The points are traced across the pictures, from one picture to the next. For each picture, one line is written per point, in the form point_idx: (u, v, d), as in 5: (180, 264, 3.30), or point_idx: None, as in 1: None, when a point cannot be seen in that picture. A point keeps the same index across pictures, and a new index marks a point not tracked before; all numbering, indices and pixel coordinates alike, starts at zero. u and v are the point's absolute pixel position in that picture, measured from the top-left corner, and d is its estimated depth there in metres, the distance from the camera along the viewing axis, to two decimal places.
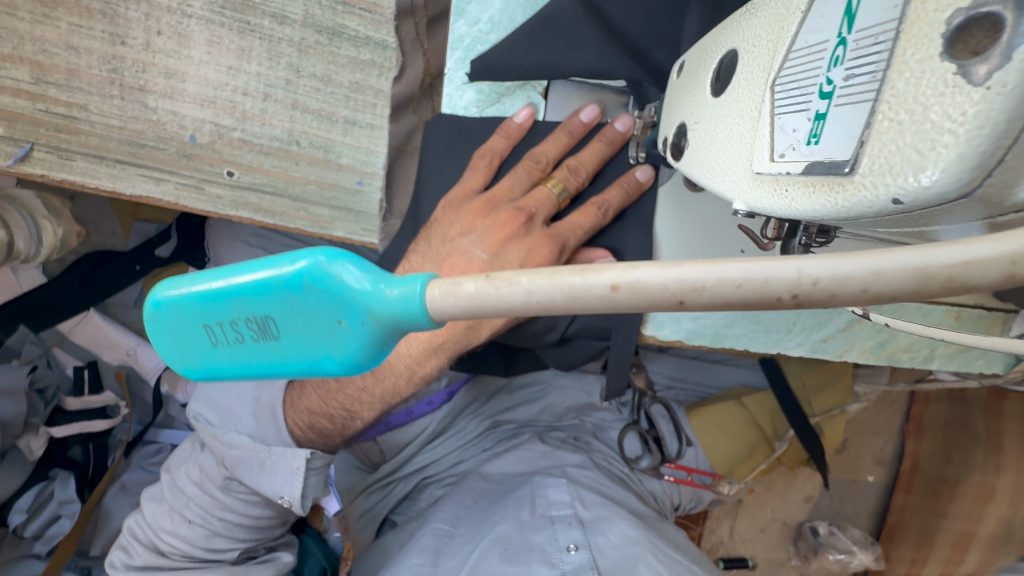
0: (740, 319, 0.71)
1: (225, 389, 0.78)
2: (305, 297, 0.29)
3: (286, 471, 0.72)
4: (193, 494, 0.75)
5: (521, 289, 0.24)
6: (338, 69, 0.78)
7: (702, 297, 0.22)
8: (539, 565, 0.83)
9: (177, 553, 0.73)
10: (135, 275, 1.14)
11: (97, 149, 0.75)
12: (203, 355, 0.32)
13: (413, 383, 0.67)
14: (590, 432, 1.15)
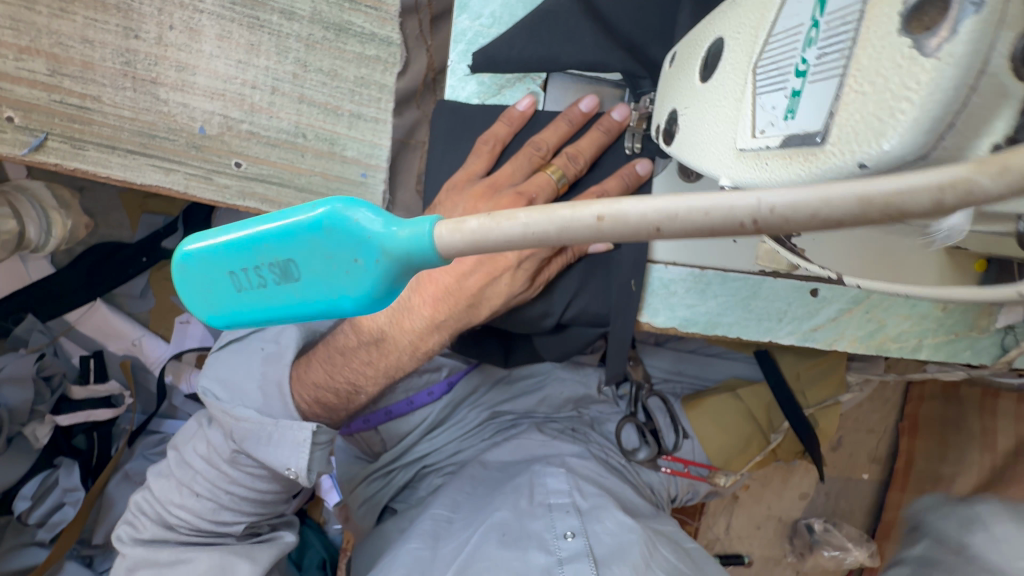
0: (733, 306, 0.73)
1: (232, 364, 0.79)
2: (324, 239, 0.26)
3: (292, 445, 0.73)
4: (201, 468, 0.77)
5: (519, 224, 0.23)
6: (344, 64, 0.80)
7: (679, 223, 0.21)
8: (536, 552, 0.85)
9: (185, 525, 0.76)
10: (142, 267, 1.16)
11: (108, 139, 0.77)
12: (218, 306, 0.29)
13: (415, 358, 0.72)
14: (587, 423, 1.17)
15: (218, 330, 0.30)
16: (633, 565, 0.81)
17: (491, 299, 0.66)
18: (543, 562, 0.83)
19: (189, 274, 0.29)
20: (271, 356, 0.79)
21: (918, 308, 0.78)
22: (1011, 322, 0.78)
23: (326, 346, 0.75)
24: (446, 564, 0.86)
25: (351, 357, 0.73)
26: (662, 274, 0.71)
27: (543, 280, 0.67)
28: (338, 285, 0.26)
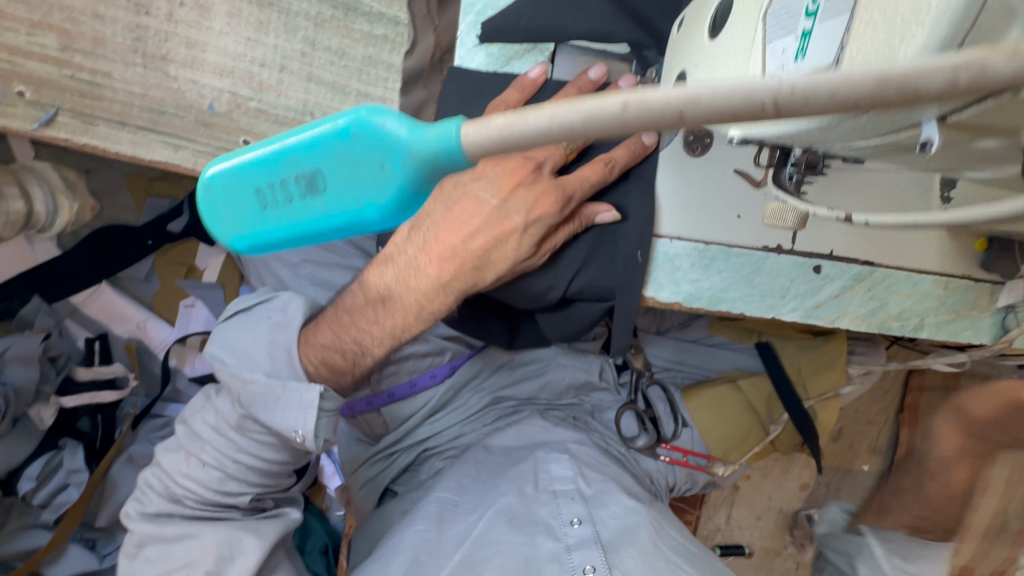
0: (737, 282, 0.74)
1: (240, 330, 0.80)
2: (351, 145, 0.27)
3: (299, 406, 0.74)
4: (209, 438, 0.79)
5: (545, 115, 0.21)
6: (352, 44, 0.81)
7: (701, 107, 0.19)
8: (543, 538, 0.85)
9: (193, 496, 0.78)
10: (148, 250, 1.18)
11: (119, 115, 0.79)
12: (247, 225, 0.31)
13: (420, 321, 0.73)
14: (588, 412, 1.17)
15: (247, 246, 0.33)
16: (640, 548, 0.83)
17: (496, 262, 0.67)
18: (551, 548, 0.84)
19: (225, 190, 0.31)
20: (278, 322, 0.79)
21: (919, 287, 0.79)
22: (1013, 302, 0.79)
23: (336, 307, 0.78)
24: (453, 547, 0.86)
25: (359, 316, 0.75)
26: (667, 248, 0.71)
27: (548, 249, 0.69)
28: (366, 194, 0.28)
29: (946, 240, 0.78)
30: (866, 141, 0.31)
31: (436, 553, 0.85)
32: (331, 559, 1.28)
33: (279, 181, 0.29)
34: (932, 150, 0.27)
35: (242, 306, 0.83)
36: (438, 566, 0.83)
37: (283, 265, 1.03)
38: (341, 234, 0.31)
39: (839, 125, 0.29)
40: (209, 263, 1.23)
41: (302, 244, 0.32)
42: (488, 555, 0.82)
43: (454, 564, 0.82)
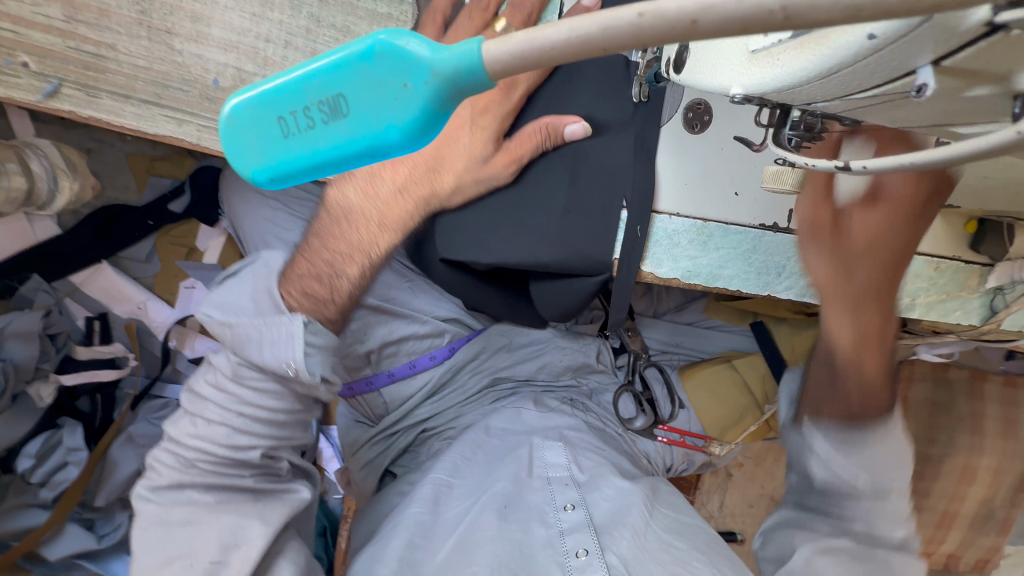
0: (734, 258, 0.75)
1: (225, 287, 0.73)
2: (376, 66, 0.28)
3: (284, 341, 0.67)
4: (210, 396, 0.73)
5: (563, 29, 0.22)
6: (357, 21, 0.81)
7: (714, 14, 0.20)
8: (536, 526, 0.81)
9: (202, 460, 0.72)
10: (148, 230, 1.18)
11: (123, 88, 0.80)
12: (267, 155, 0.33)
13: (387, 230, 0.74)
14: (585, 394, 1.17)
15: (266, 179, 0.34)
16: (633, 529, 0.78)
17: (449, 165, 0.71)
18: (544, 535, 0.79)
19: (249, 119, 0.32)
20: (264, 269, 0.73)
21: (911, 267, 0.81)
22: (1000, 284, 0.80)
23: (307, 240, 0.77)
24: (447, 533, 0.82)
25: (328, 236, 0.75)
26: (665, 224, 0.73)
27: (513, 152, 0.68)
28: (387, 116, 0.28)
29: (938, 221, 0.79)
30: (864, 92, 0.32)
31: (428, 540, 0.81)
32: (329, 541, 1.30)
33: (304, 107, 0.30)
34: (929, 92, 0.28)
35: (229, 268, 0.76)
36: (431, 552, 0.79)
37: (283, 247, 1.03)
38: (363, 165, 0.32)
39: (835, 75, 0.31)
40: (209, 244, 1.23)
41: (325, 178, 0.33)
42: (482, 541, 0.77)
43: (446, 553, 0.78)
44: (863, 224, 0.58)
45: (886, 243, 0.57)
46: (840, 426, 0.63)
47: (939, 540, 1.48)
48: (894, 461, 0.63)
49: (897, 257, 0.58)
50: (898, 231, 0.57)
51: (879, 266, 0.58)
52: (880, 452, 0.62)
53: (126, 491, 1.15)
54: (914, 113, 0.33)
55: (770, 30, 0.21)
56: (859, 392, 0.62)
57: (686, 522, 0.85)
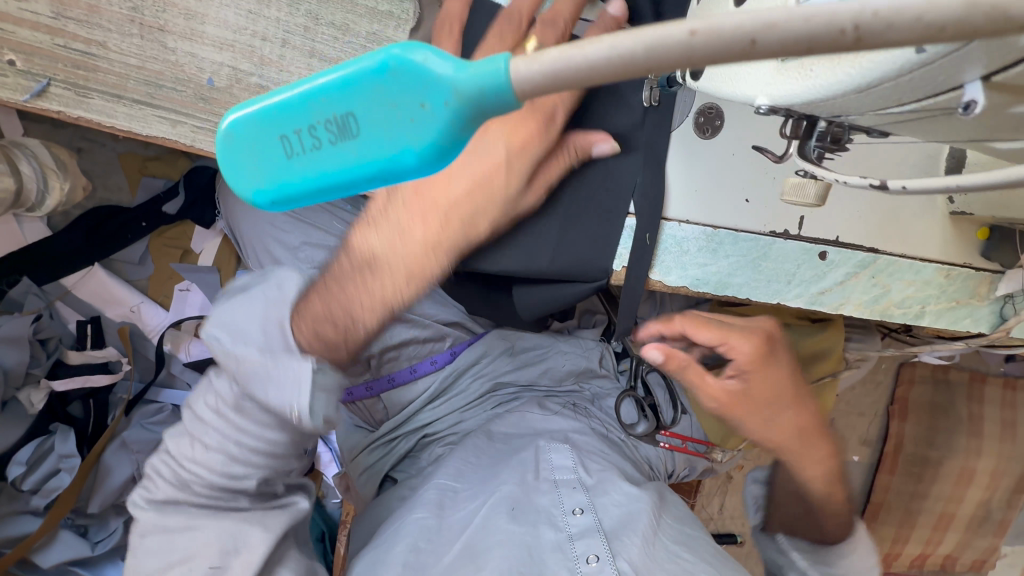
0: (744, 266, 0.73)
1: (233, 305, 0.59)
2: (389, 84, 0.26)
3: (291, 385, 0.56)
4: (212, 421, 0.66)
5: (604, 46, 0.21)
6: (356, 19, 0.79)
7: (776, 33, 0.19)
8: (545, 528, 0.77)
9: (198, 482, 0.67)
10: (141, 232, 1.15)
11: (114, 87, 0.77)
12: (267, 175, 0.30)
13: (414, 282, 0.62)
14: (587, 399, 1.13)
15: (268, 202, 0.32)
16: (644, 535, 0.74)
17: (485, 208, 0.63)
18: (552, 539, 0.75)
19: (250, 137, 0.30)
20: (277, 291, 0.59)
21: (922, 275, 0.77)
22: (1010, 292, 0.79)
23: (318, 284, 0.61)
24: (454, 535, 0.77)
25: (345, 284, 0.61)
26: (674, 232, 0.71)
27: (543, 180, 0.64)
28: (402, 139, 0.27)
29: (949, 228, 0.76)
30: (898, 108, 0.32)
31: (436, 539, 0.77)
32: (327, 546, 1.26)
33: (309, 126, 0.28)
34: (977, 110, 0.28)
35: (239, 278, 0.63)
36: (438, 554, 0.75)
37: (282, 249, 1.00)
38: (372, 189, 0.30)
39: (872, 88, 0.29)
40: (205, 246, 1.19)
41: (331, 200, 0.31)
42: (490, 545, 0.73)
43: (454, 555, 0.74)
44: (756, 386, 0.76)
45: (776, 387, 0.76)
46: (815, 539, 0.80)
47: (937, 542, 1.43)
48: (865, 563, 0.78)
49: (791, 401, 0.77)
50: (780, 386, 0.76)
51: (792, 411, 0.77)
52: (854, 558, 0.77)
53: (120, 498, 1.12)
54: (945, 129, 0.33)
55: (838, 51, 0.20)
56: (829, 517, 0.78)
57: (692, 535, 0.81)
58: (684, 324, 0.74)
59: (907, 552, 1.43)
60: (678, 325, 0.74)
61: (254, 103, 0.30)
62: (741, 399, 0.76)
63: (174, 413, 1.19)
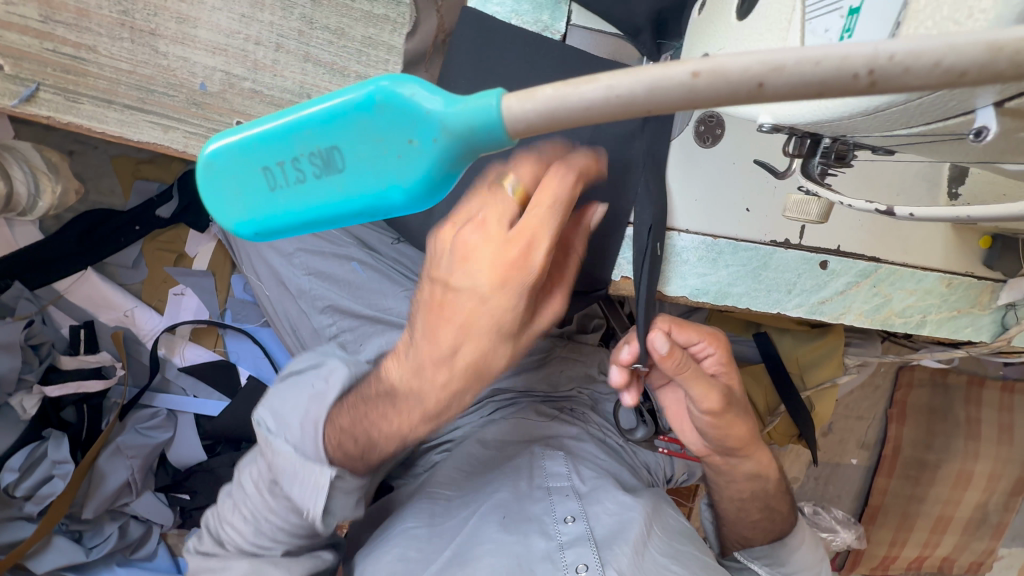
0: (744, 276, 0.72)
1: (285, 391, 0.73)
2: (376, 118, 0.25)
3: (313, 487, 0.66)
4: (249, 492, 0.74)
5: (601, 86, 0.21)
6: (352, 23, 0.78)
7: (784, 77, 0.19)
8: (536, 538, 0.75)
9: (232, 543, 0.75)
10: (135, 236, 1.13)
11: (105, 92, 0.76)
12: (250, 208, 0.29)
13: (429, 421, 0.61)
14: (587, 405, 1.10)
15: (250, 234, 0.31)
16: (634, 544, 0.73)
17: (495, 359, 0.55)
18: (543, 548, 0.73)
19: (231, 168, 0.29)
20: (318, 393, 0.71)
21: (923, 284, 0.76)
22: (1013, 300, 0.77)
23: (357, 396, 0.68)
24: (446, 540, 0.76)
25: (371, 408, 0.65)
26: (673, 241, 0.70)
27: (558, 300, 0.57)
28: (390, 174, 0.26)
29: (951, 239, 0.75)
30: (907, 130, 0.31)
31: (425, 547, 0.76)
32: None
33: (292, 159, 0.27)
34: (989, 137, 0.27)
35: (294, 368, 0.76)
36: (427, 561, 0.74)
37: (276, 255, 0.99)
38: (360, 222, 0.29)
39: (880, 112, 0.29)
40: (199, 249, 1.18)
41: (316, 233, 0.30)
42: (481, 554, 0.71)
43: (443, 561, 0.73)
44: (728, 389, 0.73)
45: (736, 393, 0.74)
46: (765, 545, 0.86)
47: (934, 544, 1.43)
48: (810, 556, 0.86)
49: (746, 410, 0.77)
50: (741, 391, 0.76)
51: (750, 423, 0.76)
52: (801, 553, 0.85)
53: (115, 503, 1.11)
54: (954, 150, 0.33)
55: (851, 95, 0.20)
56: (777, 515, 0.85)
57: (681, 549, 0.79)
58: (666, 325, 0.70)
59: (905, 556, 1.43)
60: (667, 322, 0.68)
61: (236, 132, 0.29)
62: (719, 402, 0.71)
63: (171, 418, 1.18)
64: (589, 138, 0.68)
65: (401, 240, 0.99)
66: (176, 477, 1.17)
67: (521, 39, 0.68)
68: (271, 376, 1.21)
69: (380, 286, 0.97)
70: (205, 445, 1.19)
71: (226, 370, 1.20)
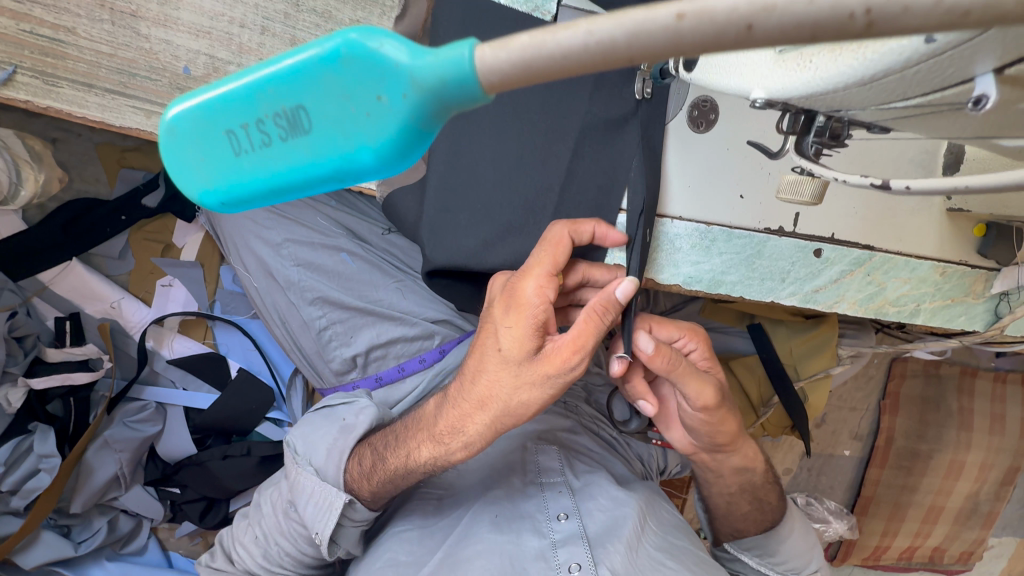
0: (737, 263, 0.71)
1: (319, 419, 0.81)
2: (342, 74, 0.25)
3: (325, 509, 0.72)
4: (266, 513, 0.80)
5: (581, 32, 0.21)
6: (339, 6, 0.76)
7: (774, 16, 0.19)
8: (529, 536, 0.74)
9: (242, 562, 0.80)
10: (121, 226, 1.11)
11: (85, 76, 0.74)
12: (214, 175, 0.29)
13: (431, 443, 0.67)
14: (579, 396, 1.05)
15: (216, 203, 0.30)
16: (627, 542, 0.72)
17: (509, 406, 0.60)
18: (535, 546, 0.72)
19: (194, 133, 0.28)
20: (347, 426, 0.78)
21: (918, 272, 0.75)
22: (1007, 288, 0.77)
23: (395, 425, 0.76)
24: (437, 542, 0.75)
25: (402, 432, 0.72)
26: (668, 229, 0.69)
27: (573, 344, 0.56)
28: (360, 136, 0.25)
29: (945, 225, 0.74)
30: (901, 104, 0.32)
31: (416, 550, 0.75)
32: None
33: (257, 120, 0.27)
34: (988, 104, 0.28)
35: (328, 402, 0.83)
36: (418, 565, 0.73)
37: (264, 245, 0.97)
38: (328, 189, 0.29)
39: (877, 81, 0.30)
40: (188, 240, 1.17)
41: (284, 202, 0.29)
42: (472, 555, 0.70)
43: (436, 563, 0.72)
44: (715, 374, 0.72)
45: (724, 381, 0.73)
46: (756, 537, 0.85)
47: (925, 535, 1.43)
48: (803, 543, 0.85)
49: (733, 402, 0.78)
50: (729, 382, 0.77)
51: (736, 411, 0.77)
52: (791, 541, 0.84)
53: (103, 496, 1.11)
54: (949, 122, 0.32)
55: (846, 38, 0.20)
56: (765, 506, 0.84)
57: (677, 544, 0.78)
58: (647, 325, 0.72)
59: (896, 545, 1.44)
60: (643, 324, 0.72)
61: (195, 96, 0.28)
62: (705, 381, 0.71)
63: (159, 412, 1.16)
64: (580, 123, 0.67)
65: (392, 231, 1.01)
66: (165, 470, 1.15)
67: (511, 20, 0.67)
68: (262, 368, 1.20)
69: (370, 277, 0.96)
70: (195, 438, 1.16)
71: (215, 363, 1.18)
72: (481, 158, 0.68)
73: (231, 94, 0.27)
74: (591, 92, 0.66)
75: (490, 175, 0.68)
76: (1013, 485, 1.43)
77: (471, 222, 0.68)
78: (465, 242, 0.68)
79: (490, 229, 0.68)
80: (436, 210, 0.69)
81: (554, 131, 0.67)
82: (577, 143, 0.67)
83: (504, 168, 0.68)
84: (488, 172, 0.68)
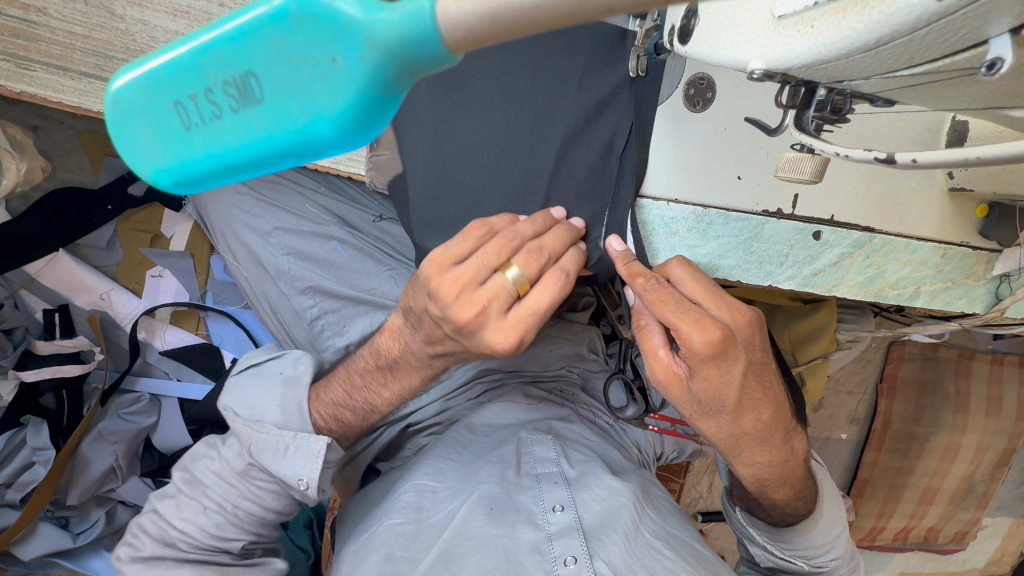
0: (735, 247, 0.69)
1: (251, 384, 0.77)
2: (293, 34, 0.24)
3: (306, 455, 0.71)
4: (212, 484, 0.75)
5: None
6: None
7: None
8: (523, 528, 0.72)
9: (184, 540, 0.73)
10: (107, 215, 1.09)
11: (60, 59, 0.75)
12: (167, 155, 0.27)
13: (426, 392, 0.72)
14: (578, 384, 1.03)
15: (170, 183, 0.29)
16: (624, 534, 0.70)
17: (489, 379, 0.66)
18: (531, 539, 0.70)
19: (140, 105, 0.27)
20: (288, 378, 0.77)
21: (918, 255, 0.72)
22: (1007, 270, 0.74)
23: (348, 364, 0.77)
24: (431, 538, 0.73)
25: (369, 381, 0.73)
26: (663, 212, 0.66)
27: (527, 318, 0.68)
28: (315, 105, 0.24)
29: (946, 205, 0.71)
30: (909, 70, 0.31)
31: (412, 546, 0.72)
32: (316, 532, 1.15)
33: (205, 90, 0.25)
34: (1002, 68, 0.28)
35: (254, 361, 0.81)
36: (414, 561, 0.70)
37: (253, 234, 0.95)
38: (287, 166, 0.27)
39: (882, 46, 0.29)
40: (176, 230, 1.15)
41: (240, 180, 0.28)
42: (466, 551, 0.68)
43: (431, 560, 0.69)
44: (704, 384, 0.58)
45: (722, 393, 0.59)
46: (769, 524, 0.78)
47: (921, 515, 1.44)
48: (828, 536, 0.77)
49: (772, 401, 0.64)
50: (765, 382, 0.62)
51: (760, 410, 0.62)
52: (812, 535, 0.76)
53: (101, 488, 1.09)
54: (960, 92, 0.33)
55: None
56: (773, 510, 0.75)
57: (674, 534, 0.77)
58: (652, 299, 0.57)
59: (892, 527, 1.45)
60: (644, 293, 0.57)
61: (141, 67, 0.27)
62: (685, 391, 0.60)
63: (153, 403, 1.15)
64: (570, 105, 0.65)
65: (383, 218, 0.98)
66: (161, 461, 1.14)
67: None
68: None
69: (362, 265, 0.94)
70: (190, 429, 1.15)
71: (207, 353, 1.17)
72: (470, 143, 0.67)
73: (178, 62, 0.26)
74: (581, 73, 0.65)
75: (480, 158, 0.67)
76: (1008, 466, 1.43)
77: (461, 208, 0.68)
78: (454, 231, 0.67)
79: (482, 217, 0.67)
80: (427, 197, 0.68)
81: (545, 112, 0.65)
82: (570, 123, 0.65)
83: (493, 151, 0.66)
84: (476, 155, 0.67)
